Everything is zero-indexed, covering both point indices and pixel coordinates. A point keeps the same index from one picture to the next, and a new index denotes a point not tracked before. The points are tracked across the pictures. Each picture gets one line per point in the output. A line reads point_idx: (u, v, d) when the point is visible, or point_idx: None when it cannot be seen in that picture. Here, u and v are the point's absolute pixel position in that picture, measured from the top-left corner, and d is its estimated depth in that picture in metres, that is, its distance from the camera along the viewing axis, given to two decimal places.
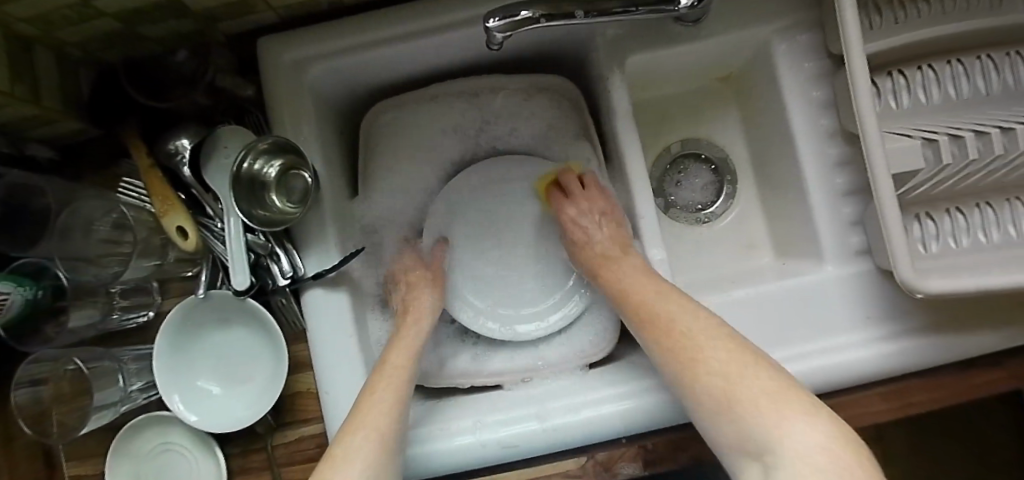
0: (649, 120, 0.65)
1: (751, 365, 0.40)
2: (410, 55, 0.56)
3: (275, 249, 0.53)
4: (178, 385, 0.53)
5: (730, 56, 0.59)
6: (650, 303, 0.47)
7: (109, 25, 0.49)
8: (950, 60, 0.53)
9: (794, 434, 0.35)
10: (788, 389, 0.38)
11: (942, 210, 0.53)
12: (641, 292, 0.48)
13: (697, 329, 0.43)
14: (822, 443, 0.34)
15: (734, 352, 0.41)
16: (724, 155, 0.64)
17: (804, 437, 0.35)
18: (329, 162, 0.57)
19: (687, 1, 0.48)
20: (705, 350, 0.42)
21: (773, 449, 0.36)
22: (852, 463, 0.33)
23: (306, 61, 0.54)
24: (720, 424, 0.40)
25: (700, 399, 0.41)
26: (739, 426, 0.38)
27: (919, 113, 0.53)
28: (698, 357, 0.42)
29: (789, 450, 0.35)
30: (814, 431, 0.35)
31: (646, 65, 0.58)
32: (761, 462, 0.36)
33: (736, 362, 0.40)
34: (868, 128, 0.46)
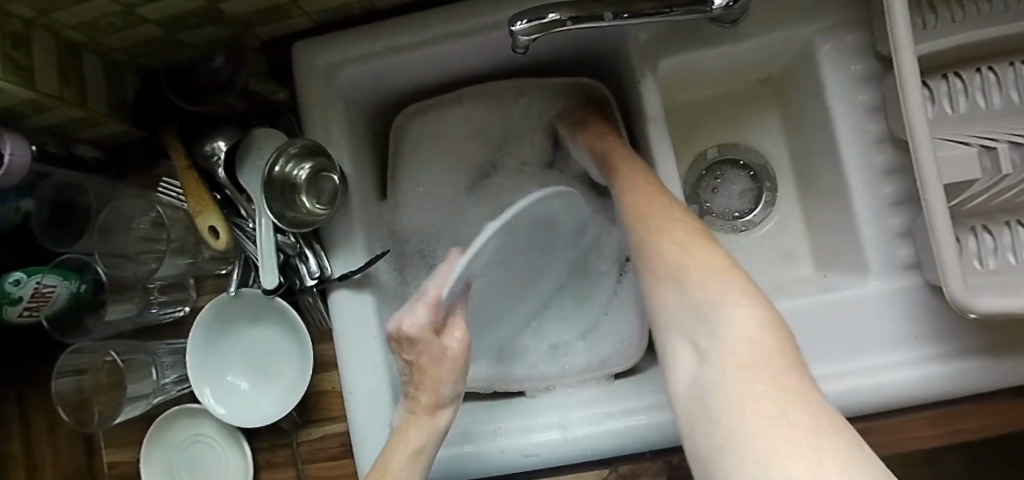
0: (684, 124, 0.62)
1: (711, 251, 0.34)
2: (439, 59, 0.56)
3: (304, 249, 0.54)
4: (210, 379, 0.54)
5: (771, 58, 0.56)
6: (637, 198, 0.42)
7: (151, 31, 0.51)
8: (1014, 62, 0.50)
9: (721, 314, 0.29)
10: (736, 271, 0.32)
11: (1001, 223, 0.49)
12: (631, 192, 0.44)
13: (672, 221, 0.38)
14: (757, 317, 0.28)
15: (709, 245, 0.35)
16: (763, 161, 0.61)
17: (744, 315, 0.29)
18: (358, 164, 0.58)
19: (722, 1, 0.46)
20: (680, 240, 0.36)
21: (704, 331, 0.30)
22: (766, 342, 0.27)
23: (337, 65, 0.54)
24: (670, 299, 0.34)
25: (655, 284, 0.36)
26: (694, 313, 0.31)
27: (978, 120, 0.50)
28: (670, 244, 0.36)
29: (716, 332, 0.29)
30: (742, 310, 0.29)
31: (681, 68, 0.56)
32: (691, 344, 0.31)
33: (709, 256, 0.33)
34: (920, 135, 0.43)
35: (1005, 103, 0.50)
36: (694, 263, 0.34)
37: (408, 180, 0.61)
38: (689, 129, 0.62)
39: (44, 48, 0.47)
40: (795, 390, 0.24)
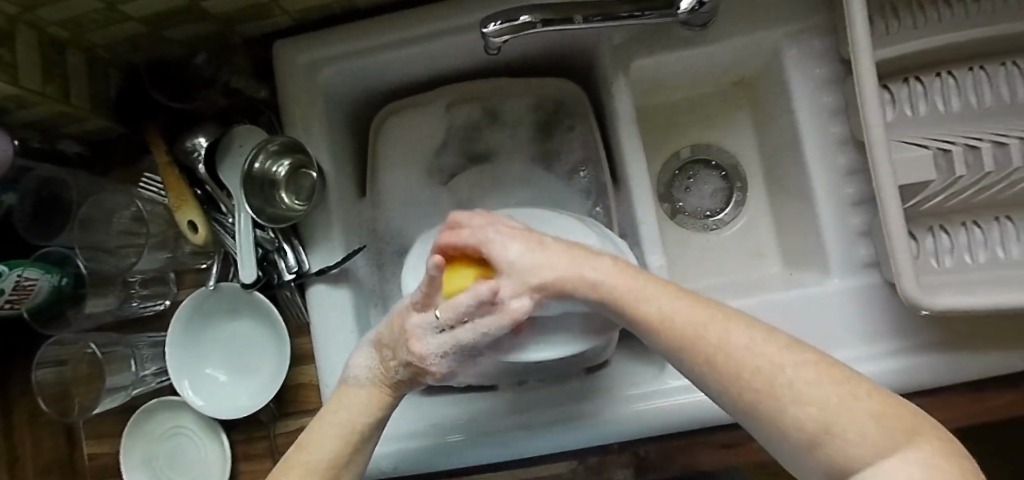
0: (659, 125, 0.64)
1: (786, 352, 0.31)
2: (418, 59, 0.57)
3: (283, 245, 0.55)
4: (189, 371, 0.55)
5: (742, 61, 0.57)
6: (658, 306, 0.35)
7: (135, 29, 0.52)
8: (972, 67, 0.52)
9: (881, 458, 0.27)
10: (837, 383, 0.30)
11: (958, 223, 0.51)
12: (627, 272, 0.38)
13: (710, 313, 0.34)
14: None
15: (817, 376, 0.30)
16: (734, 161, 0.63)
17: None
18: (338, 162, 0.59)
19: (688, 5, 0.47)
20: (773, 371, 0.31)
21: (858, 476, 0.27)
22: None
23: (318, 64, 0.56)
24: (802, 453, 0.30)
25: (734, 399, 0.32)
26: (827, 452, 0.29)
27: (936, 123, 0.51)
28: (772, 381, 0.30)
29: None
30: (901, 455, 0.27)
31: (655, 70, 0.57)
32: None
33: (826, 392, 0.29)
34: (877, 138, 0.45)
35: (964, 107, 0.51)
36: (815, 406, 0.29)
37: (385, 178, 0.62)
38: (664, 131, 0.64)
39: (27, 44, 0.48)
40: None
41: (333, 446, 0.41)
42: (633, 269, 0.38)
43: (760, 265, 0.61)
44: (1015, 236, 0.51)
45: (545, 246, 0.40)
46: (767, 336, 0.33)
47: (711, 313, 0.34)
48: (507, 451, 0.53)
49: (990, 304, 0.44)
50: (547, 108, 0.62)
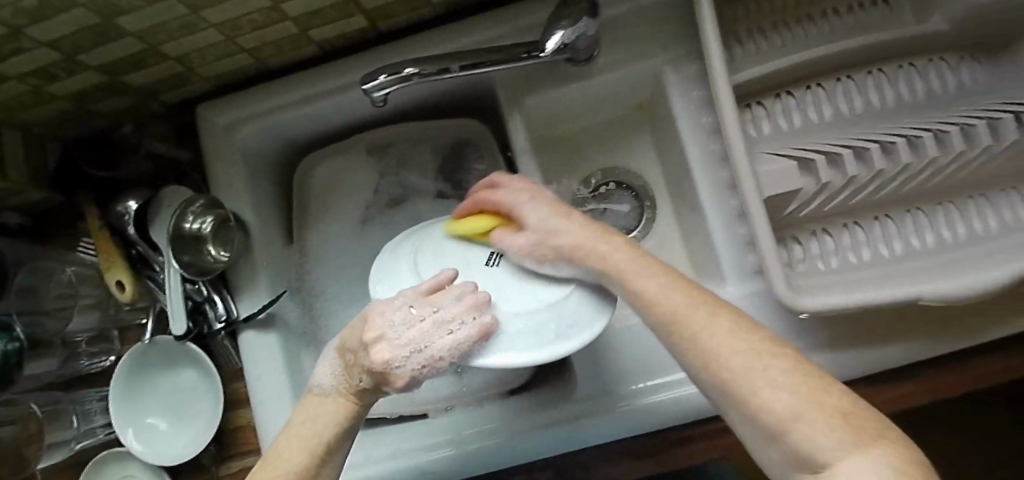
0: (569, 154, 0.67)
1: (766, 356, 0.32)
2: (330, 111, 0.61)
3: (213, 296, 0.59)
4: (132, 421, 0.58)
5: (633, 88, 0.61)
6: (676, 300, 0.36)
7: (64, 106, 0.57)
8: (840, 78, 0.55)
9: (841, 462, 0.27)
10: (816, 383, 0.30)
11: (840, 226, 0.54)
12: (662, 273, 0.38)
13: (711, 318, 0.35)
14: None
15: (794, 373, 0.31)
16: (642, 181, 0.66)
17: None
18: (262, 212, 0.62)
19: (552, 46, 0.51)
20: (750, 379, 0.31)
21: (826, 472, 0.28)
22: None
23: (236, 123, 0.60)
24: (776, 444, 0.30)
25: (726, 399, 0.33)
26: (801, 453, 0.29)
27: (809, 133, 0.55)
28: (749, 384, 0.31)
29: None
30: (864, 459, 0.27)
31: (551, 103, 0.61)
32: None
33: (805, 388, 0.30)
34: (738, 151, 0.48)
35: (834, 115, 0.55)
36: (787, 403, 0.30)
37: (312, 225, 0.65)
38: (574, 158, 0.67)
39: None
40: None
41: (302, 453, 0.41)
42: (629, 274, 0.39)
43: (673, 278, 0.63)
44: (893, 233, 0.53)
45: (570, 217, 0.43)
46: (760, 335, 0.33)
47: (743, 335, 0.33)
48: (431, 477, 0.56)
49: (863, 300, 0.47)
50: (460, 146, 0.66)
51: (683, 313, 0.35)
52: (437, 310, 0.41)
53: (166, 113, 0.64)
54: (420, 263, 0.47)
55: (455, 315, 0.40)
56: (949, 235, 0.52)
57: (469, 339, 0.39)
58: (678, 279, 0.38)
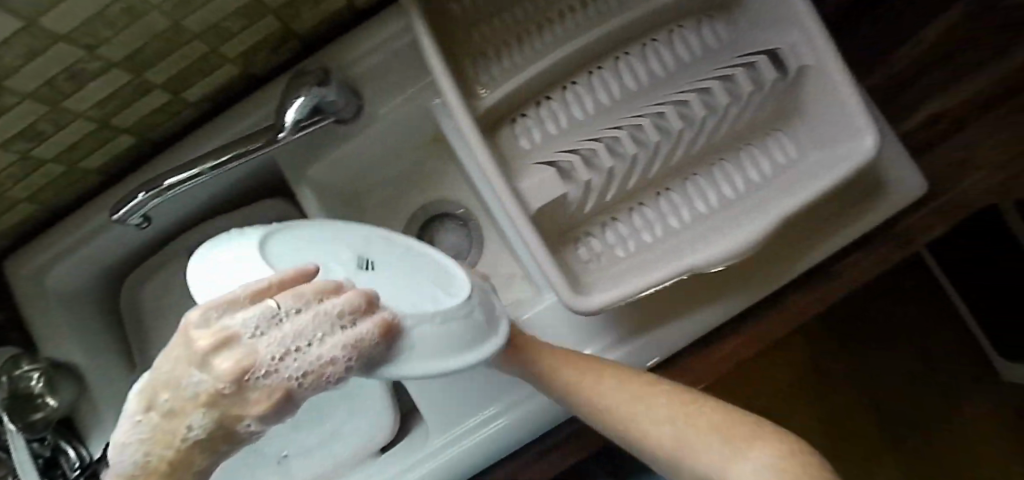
0: (386, 203, 0.68)
1: (653, 403, 0.35)
2: (133, 230, 0.62)
3: (57, 445, 0.57)
4: None
5: (416, 128, 0.62)
6: (569, 372, 0.44)
7: None
8: (591, 70, 0.57)
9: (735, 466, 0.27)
10: (688, 407, 0.34)
11: (627, 210, 0.56)
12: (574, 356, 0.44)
13: (602, 385, 0.40)
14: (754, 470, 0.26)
15: (671, 413, 0.34)
16: (463, 208, 0.68)
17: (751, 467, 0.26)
18: (94, 345, 0.62)
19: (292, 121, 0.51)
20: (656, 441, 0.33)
21: None
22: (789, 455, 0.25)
23: (38, 270, 0.59)
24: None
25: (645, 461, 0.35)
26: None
27: (575, 130, 0.56)
28: (634, 431, 0.35)
29: None
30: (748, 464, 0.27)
31: (341, 163, 0.61)
32: None
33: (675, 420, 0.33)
34: (490, 174, 0.50)
35: (594, 107, 0.57)
36: (669, 431, 0.33)
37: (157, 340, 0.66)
38: (393, 203, 0.68)
39: None
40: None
41: None
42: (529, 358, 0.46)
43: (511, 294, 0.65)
44: (679, 202, 0.55)
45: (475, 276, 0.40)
46: (639, 382, 0.38)
47: (631, 386, 0.38)
48: None
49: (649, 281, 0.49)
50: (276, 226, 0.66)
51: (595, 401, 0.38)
52: (296, 299, 0.26)
53: None
54: (279, 256, 0.34)
55: (342, 308, 0.27)
56: (730, 190, 0.54)
57: (369, 340, 0.27)
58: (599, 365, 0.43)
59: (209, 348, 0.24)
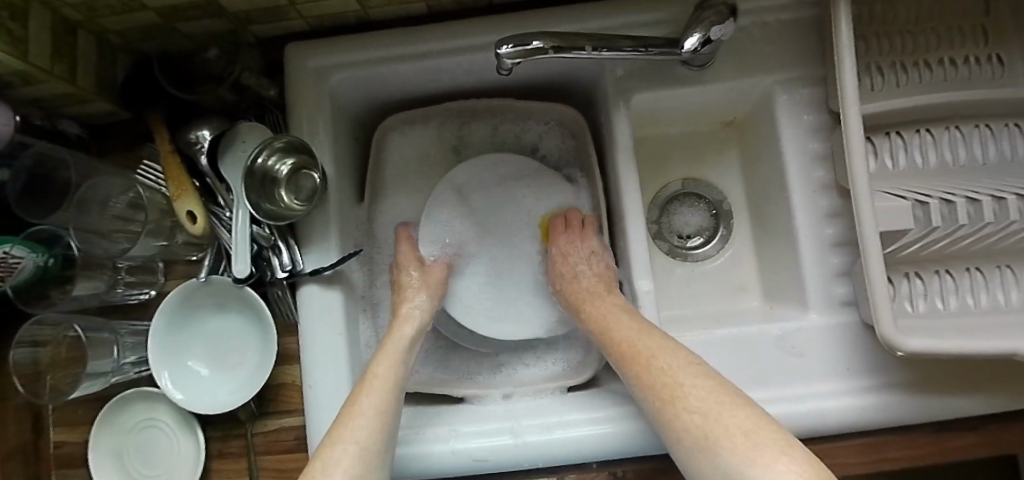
0: (648, 158, 0.67)
1: (705, 374, 0.43)
2: (430, 73, 0.60)
3: (277, 242, 0.56)
4: (170, 362, 0.55)
5: (734, 104, 0.61)
6: (646, 344, 0.46)
7: (151, 19, 0.52)
8: (949, 126, 0.55)
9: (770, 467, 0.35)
10: (725, 391, 0.41)
11: (932, 272, 0.54)
12: (633, 340, 0.47)
13: (670, 359, 0.45)
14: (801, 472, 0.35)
15: (714, 383, 0.42)
16: (722, 198, 0.66)
17: (786, 466, 0.35)
18: (339, 165, 0.59)
19: (692, 44, 0.50)
20: (675, 378, 0.43)
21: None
22: None
23: (329, 69, 0.57)
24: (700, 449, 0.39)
25: (677, 434, 0.41)
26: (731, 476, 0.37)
27: (914, 175, 0.54)
28: (674, 387, 0.42)
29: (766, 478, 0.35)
30: (791, 464, 0.35)
31: (652, 104, 0.60)
32: None
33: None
34: (860, 184, 0.48)
35: (940, 162, 0.55)
36: (695, 396, 0.41)
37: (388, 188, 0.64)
38: (660, 162, 0.67)
39: (38, 22, 0.47)
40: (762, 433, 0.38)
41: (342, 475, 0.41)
42: (625, 364, 0.47)
43: (739, 299, 0.64)
44: (991, 287, 0.53)
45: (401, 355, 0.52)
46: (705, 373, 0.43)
47: (698, 369, 0.43)
48: (484, 465, 0.53)
49: (974, 348, 0.46)
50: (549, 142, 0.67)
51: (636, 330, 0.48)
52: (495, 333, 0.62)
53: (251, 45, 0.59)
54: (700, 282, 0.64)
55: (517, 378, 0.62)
56: None
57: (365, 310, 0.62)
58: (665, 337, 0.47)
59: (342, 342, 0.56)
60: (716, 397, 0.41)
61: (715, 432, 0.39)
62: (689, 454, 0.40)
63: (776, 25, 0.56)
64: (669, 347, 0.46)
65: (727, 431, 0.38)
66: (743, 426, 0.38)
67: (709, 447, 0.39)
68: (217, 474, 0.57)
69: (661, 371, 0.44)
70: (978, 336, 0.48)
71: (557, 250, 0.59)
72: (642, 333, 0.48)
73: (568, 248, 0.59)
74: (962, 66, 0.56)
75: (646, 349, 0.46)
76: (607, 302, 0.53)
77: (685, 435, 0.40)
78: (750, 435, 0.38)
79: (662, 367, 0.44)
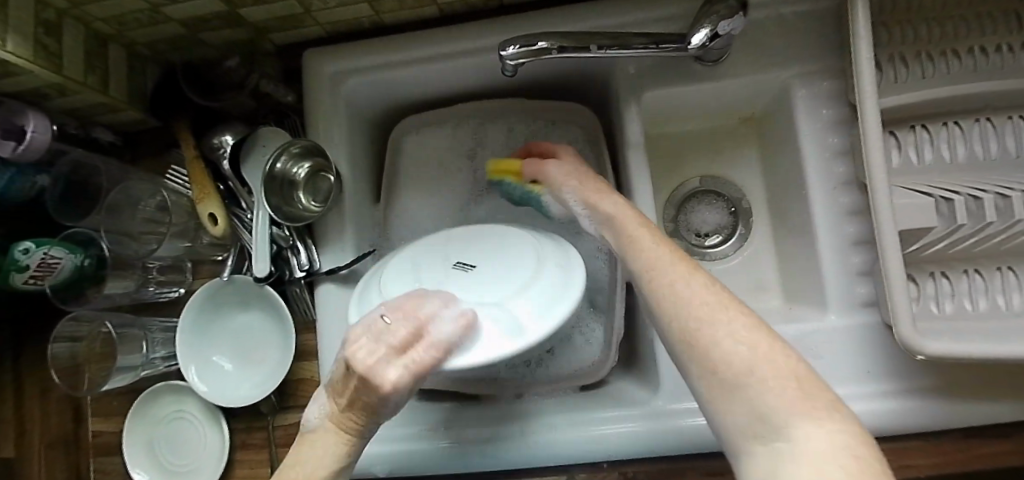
0: (664, 156, 0.66)
1: (742, 325, 0.32)
2: (442, 75, 0.60)
3: (296, 243, 0.58)
4: (197, 357, 0.57)
5: (751, 99, 0.59)
6: (673, 275, 0.37)
7: (175, 29, 0.55)
8: (979, 119, 0.53)
9: (803, 419, 0.28)
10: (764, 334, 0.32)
11: (960, 271, 0.52)
12: (664, 262, 0.38)
13: (708, 304, 0.34)
14: (835, 433, 0.27)
15: (756, 330, 0.32)
16: (741, 195, 0.65)
17: (818, 426, 0.27)
18: (355, 166, 0.61)
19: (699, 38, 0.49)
20: (673, 277, 0.37)
21: (773, 424, 0.29)
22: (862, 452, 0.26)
23: (345, 74, 0.59)
24: (727, 398, 0.31)
25: (703, 379, 0.33)
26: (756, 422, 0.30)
27: (941, 170, 0.52)
28: (702, 327, 0.33)
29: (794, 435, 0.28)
30: (821, 421, 0.28)
31: (665, 101, 0.59)
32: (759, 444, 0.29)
33: (843, 439, 0.27)
34: (877, 179, 0.46)
35: (969, 155, 0.53)
36: (732, 345, 0.32)
37: (403, 189, 0.65)
38: (676, 159, 0.66)
39: (72, 37, 0.50)
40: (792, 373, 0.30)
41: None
42: (655, 287, 0.37)
43: (758, 299, 0.62)
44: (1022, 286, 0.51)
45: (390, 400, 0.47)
46: (751, 321, 0.33)
47: (738, 314, 0.33)
48: (494, 462, 0.54)
49: (998, 352, 0.45)
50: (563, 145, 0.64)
51: (655, 242, 0.40)
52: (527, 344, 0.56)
53: (270, 52, 0.61)
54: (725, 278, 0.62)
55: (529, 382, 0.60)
56: None
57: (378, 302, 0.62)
58: (701, 265, 0.38)
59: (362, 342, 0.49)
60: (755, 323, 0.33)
61: (747, 375, 0.30)
62: (715, 400, 0.32)
63: (793, 17, 0.54)
64: (706, 280, 0.36)
65: (758, 376, 0.30)
66: (773, 370, 0.30)
67: (736, 388, 0.31)
68: (241, 465, 0.59)
69: (693, 302, 0.34)
70: (1006, 339, 0.46)
71: (546, 175, 0.52)
72: (679, 263, 0.38)
73: (555, 170, 0.52)
74: (996, 55, 0.53)
75: (685, 287, 0.35)
76: (608, 200, 0.46)
77: (708, 380, 0.32)
78: (798, 378, 0.30)
79: (702, 301, 0.34)
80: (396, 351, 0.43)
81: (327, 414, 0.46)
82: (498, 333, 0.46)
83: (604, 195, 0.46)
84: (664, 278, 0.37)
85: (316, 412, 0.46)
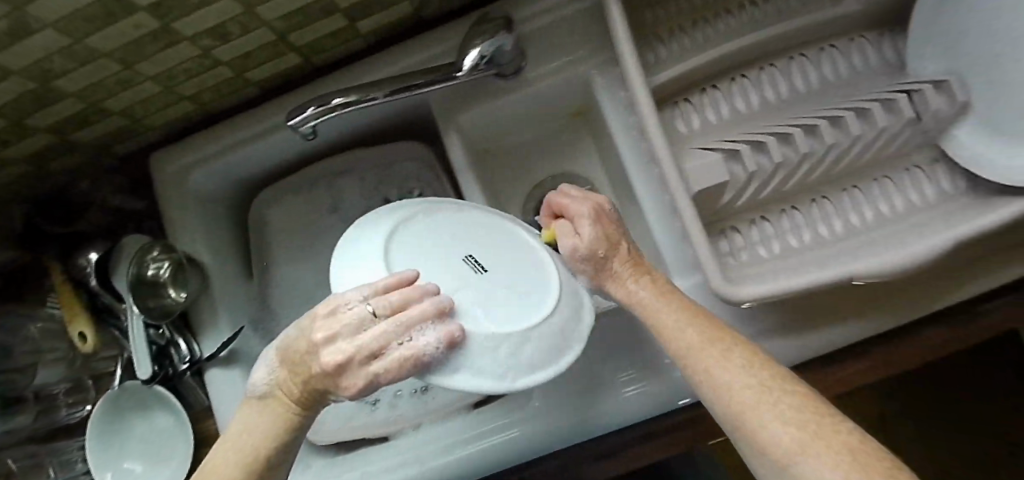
0: (512, 166, 0.69)
1: (753, 367, 0.37)
2: (279, 147, 0.64)
3: (175, 338, 0.60)
4: (109, 465, 0.60)
5: (567, 97, 0.62)
6: (683, 331, 0.40)
7: (16, 169, 0.58)
8: (764, 66, 0.56)
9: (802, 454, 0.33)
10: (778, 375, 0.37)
11: (779, 211, 0.55)
12: (660, 314, 0.42)
13: (719, 353, 0.39)
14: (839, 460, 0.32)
15: (759, 373, 0.37)
16: (590, 186, 0.67)
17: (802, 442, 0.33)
18: (219, 252, 0.64)
19: (471, 62, 0.51)
20: (661, 316, 0.42)
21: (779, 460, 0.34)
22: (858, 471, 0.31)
23: (187, 169, 0.62)
24: (741, 431, 0.36)
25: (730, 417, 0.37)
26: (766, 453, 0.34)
27: (738, 123, 0.55)
28: (713, 374, 0.38)
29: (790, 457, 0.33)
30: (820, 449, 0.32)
31: (486, 120, 0.62)
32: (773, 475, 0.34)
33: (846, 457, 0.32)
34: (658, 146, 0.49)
35: (762, 102, 0.55)
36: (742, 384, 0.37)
37: (278, 260, 0.67)
38: (524, 168, 0.69)
39: None
40: (796, 398, 0.35)
41: None
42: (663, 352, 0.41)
43: None
44: (835, 212, 0.54)
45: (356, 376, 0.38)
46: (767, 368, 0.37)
47: (738, 351, 0.39)
48: None
49: (804, 283, 0.47)
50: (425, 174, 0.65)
51: (619, 270, 0.44)
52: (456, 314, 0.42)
53: (118, 166, 0.65)
54: None
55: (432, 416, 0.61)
56: (887, 210, 0.53)
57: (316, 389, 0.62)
58: (691, 311, 0.42)
59: (325, 312, 0.38)
60: (760, 366, 0.37)
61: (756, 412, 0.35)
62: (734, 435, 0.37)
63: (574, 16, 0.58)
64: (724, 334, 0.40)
65: (777, 412, 0.35)
66: (771, 416, 0.35)
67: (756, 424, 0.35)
68: None
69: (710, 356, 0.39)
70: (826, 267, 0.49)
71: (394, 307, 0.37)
72: (680, 307, 0.42)
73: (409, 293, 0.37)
74: (767, 3, 0.56)
75: (699, 335, 0.40)
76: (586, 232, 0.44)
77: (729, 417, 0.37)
78: (805, 406, 0.35)
79: (709, 351, 0.39)
80: (365, 357, 0.37)
81: (277, 383, 0.40)
82: (487, 371, 0.37)
83: (615, 237, 0.45)
84: (662, 327, 0.41)
85: (265, 372, 0.41)
